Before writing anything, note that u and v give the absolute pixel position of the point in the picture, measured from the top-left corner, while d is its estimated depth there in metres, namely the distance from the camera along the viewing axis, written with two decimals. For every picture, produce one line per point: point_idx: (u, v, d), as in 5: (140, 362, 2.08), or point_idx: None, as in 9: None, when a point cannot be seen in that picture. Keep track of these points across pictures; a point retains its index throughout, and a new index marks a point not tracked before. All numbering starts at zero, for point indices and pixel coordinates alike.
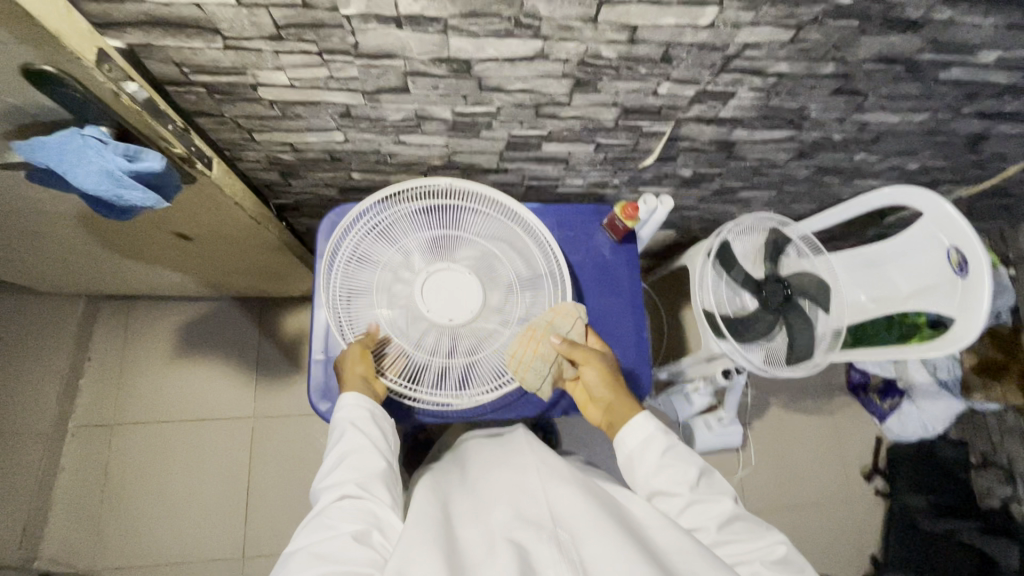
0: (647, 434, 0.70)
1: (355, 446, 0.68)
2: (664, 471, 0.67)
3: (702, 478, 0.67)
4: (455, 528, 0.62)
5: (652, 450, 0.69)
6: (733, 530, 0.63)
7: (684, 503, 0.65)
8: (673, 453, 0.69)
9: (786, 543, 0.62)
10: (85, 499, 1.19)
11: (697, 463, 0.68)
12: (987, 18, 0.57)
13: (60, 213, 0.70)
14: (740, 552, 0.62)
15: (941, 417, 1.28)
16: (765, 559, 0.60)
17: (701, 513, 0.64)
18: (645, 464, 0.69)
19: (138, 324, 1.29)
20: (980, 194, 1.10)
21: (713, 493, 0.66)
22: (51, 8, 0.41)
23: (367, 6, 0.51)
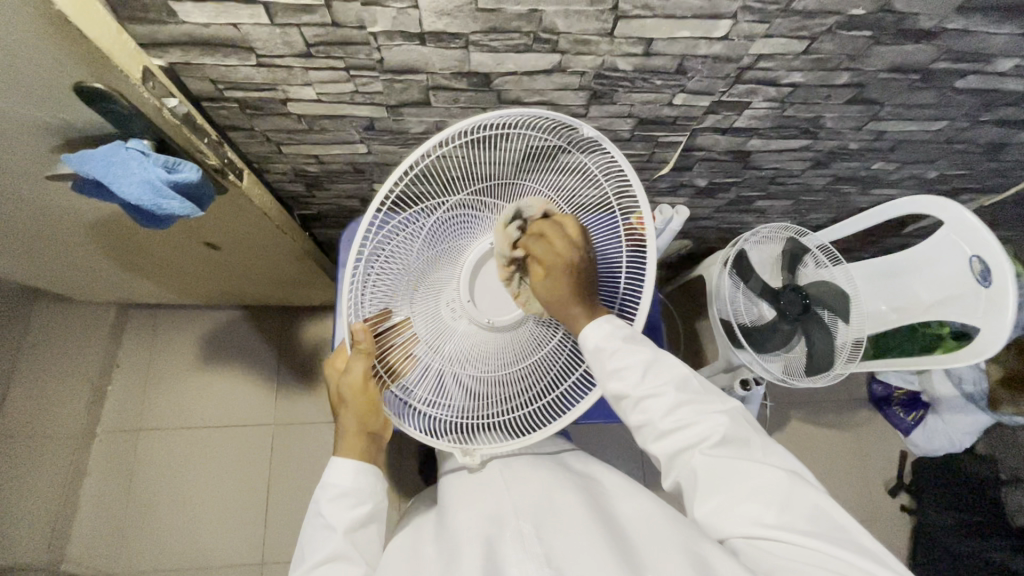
0: (604, 330, 0.58)
1: (342, 551, 0.57)
2: (616, 373, 0.58)
3: (649, 370, 0.60)
4: (421, 546, 0.63)
5: (608, 349, 0.58)
6: (678, 417, 0.59)
7: (631, 402, 0.60)
8: (627, 348, 0.58)
9: (729, 421, 0.59)
10: (112, 502, 1.22)
11: (646, 355, 0.59)
12: (1002, 26, 0.57)
13: (99, 223, 0.74)
14: (691, 440, 0.59)
15: (968, 430, 1.25)
16: (707, 447, 0.58)
17: (652, 406, 0.59)
18: (600, 366, 0.59)
19: (165, 333, 1.33)
20: (1002, 203, 1.09)
21: (660, 385, 0.60)
22: (101, 28, 0.45)
23: (392, 24, 0.53)
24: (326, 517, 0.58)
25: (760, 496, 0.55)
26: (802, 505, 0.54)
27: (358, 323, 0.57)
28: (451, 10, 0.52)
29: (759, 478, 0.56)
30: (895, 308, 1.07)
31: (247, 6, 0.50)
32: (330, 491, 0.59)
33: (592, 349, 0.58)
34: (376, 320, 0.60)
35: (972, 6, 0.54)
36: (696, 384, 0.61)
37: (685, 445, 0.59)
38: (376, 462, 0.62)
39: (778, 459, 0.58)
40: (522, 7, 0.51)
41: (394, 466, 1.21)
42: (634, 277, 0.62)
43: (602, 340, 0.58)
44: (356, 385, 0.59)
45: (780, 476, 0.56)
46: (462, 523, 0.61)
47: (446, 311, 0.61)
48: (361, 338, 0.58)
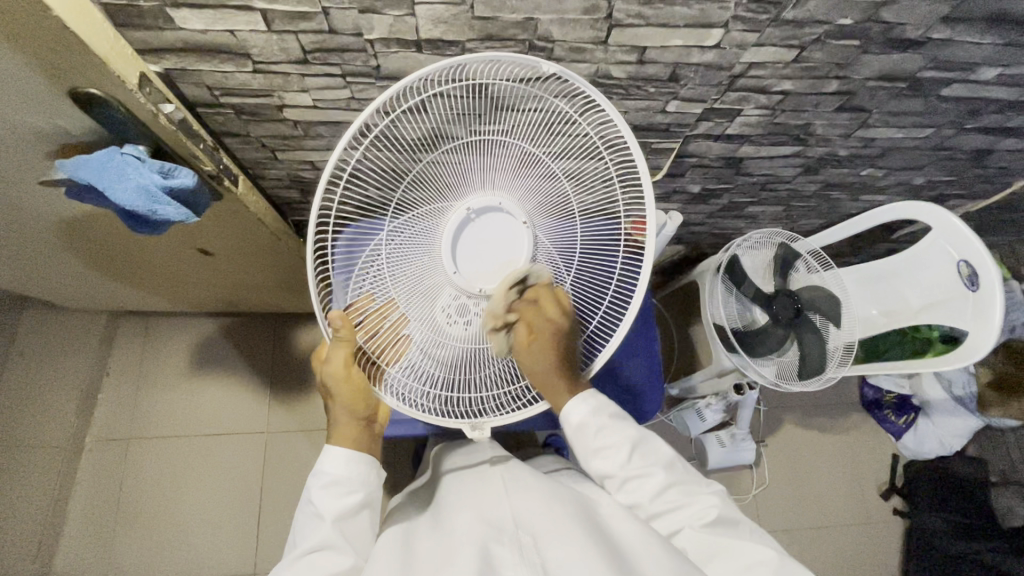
0: (586, 410, 0.61)
1: (329, 540, 0.58)
2: (600, 452, 0.63)
3: (637, 449, 0.63)
4: (416, 543, 0.63)
5: (591, 428, 0.62)
6: (666, 499, 0.63)
7: (621, 481, 0.63)
8: (610, 427, 0.63)
9: (716, 504, 0.62)
10: (101, 513, 1.20)
11: (632, 436, 0.63)
12: (986, 36, 0.59)
13: (91, 230, 0.73)
14: (681, 521, 0.62)
15: (958, 433, 1.28)
16: (699, 526, 0.61)
17: (637, 488, 0.63)
18: (583, 443, 0.62)
19: (157, 340, 1.32)
20: (988, 209, 1.11)
21: (649, 466, 0.63)
22: (99, 35, 0.45)
23: (389, 32, 0.54)
24: (316, 505, 0.59)
25: (750, 572, 0.57)
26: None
27: (335, 311, 0.53)
28: (448, 18, 0.52)
29: (748, 554, 0.59)
30: (885, 312, 1.09)
31: (245, 12, 0.51)
32: (322, 480, 0.60)
33: (575, 424, 0.61)
34: (358, 306, 0.57)
35: (958, 16, 0.56)
36: (683, 465, 0.66)
37: (676, 526, 0.62)
38: (371, 452, 0.62)
39: (766, 540, 0.61)
40: (518, 15, 0.52)
41: (388, 474, 1.20)
42: (622, 290, 0.60)
43: (587, 416, 0.61)
44: (341, 375, 0.56)
45: (768, 553, 0.58)
46: (457, 526, 0.60)
47: (443, 317, 0.58)
48: (340, 327, 0.54)
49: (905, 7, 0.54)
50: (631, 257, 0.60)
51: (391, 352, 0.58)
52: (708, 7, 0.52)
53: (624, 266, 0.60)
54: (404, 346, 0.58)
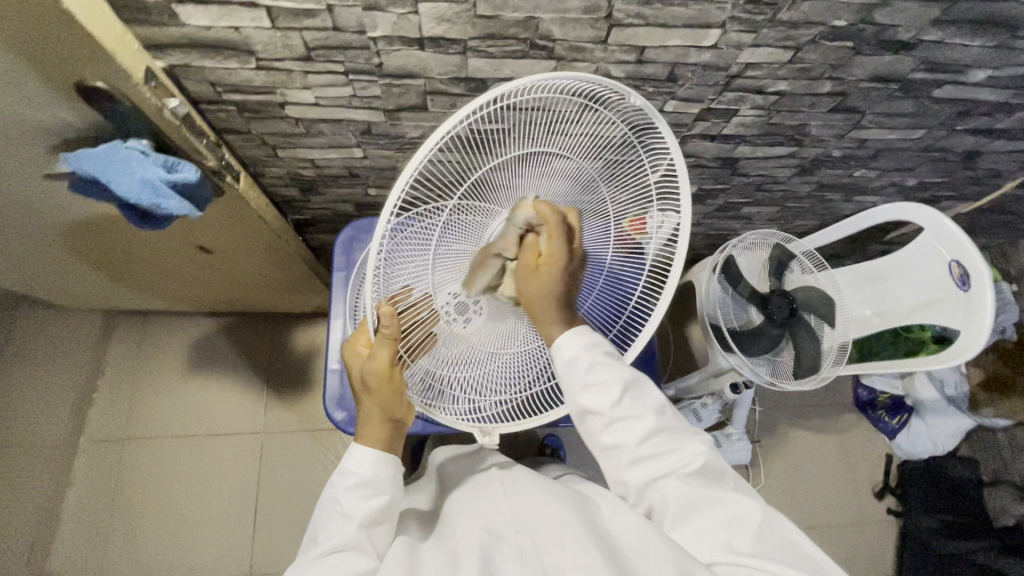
0: (580, 343, 0.58)
1: (352, 541, 0.59)
2: (590, 389, 0.59)
3: (626, 388, 0.60)
4: (420, 546, 0.64)
5: (581, 366, 0.57)
6: (654, 444, 0.60)
7: (607, 422, 0.60)
8: (603, 363, 0.59)
9: (704, 452, 0.61)
10: (96, 513, 1.19)
11: (624, 375, 0.60)
12: (976, 39, 0.60)
13: (90, 226, 0.73)
14: (667, 467, 0.60)
15: (950, 433, 1.29)
16: (684, 474, 0.60)
17: (624, 430, 0.60)
18: (572, 380, 0.58)
19: (153, 340, 1.32)
20: (979, 211, 1.13)
21: (638, 408, 0.60)
22: (107, 28, 0.45)
23: (392, 29, 0.54)
24: (343, 505, 0.59)
25: (733, 526, 0.57)
26: (774, 536, 0.56)
27: (385, 306, 0.51)
28: (451, 16, 0.53)
29: (731, 507, 0.58)
30: (879, 313, 1.09)
31: (250, 9, 0.51)
32: (349, 479, 0.60)
33: (567, 358, 0.58)
34: (397, 299, 0.55)
35: (948, 19, 0.57)
36: (672, 411, 0.63)
37: (661, 472, 0.60)
38: (396, 451, 0.62)
39: (749, 490, 0.61)
40: (520, 14, 0.53)
41: None
42: (647, 296, 0.61)
43: (577, 353, 0.58)
44: (381, 372, 0.55)
45: (753, 507, 0.58)
46: (459, 535, 0.62)
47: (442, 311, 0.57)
48: (386, 323, 0.52)
49: (896, 9, 0.55)
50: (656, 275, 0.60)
51: (424, 350, 0.58)
52: (706, 8, 0.53)
53: (653, 272, 0.60)
54: (431, 345, 0.58)
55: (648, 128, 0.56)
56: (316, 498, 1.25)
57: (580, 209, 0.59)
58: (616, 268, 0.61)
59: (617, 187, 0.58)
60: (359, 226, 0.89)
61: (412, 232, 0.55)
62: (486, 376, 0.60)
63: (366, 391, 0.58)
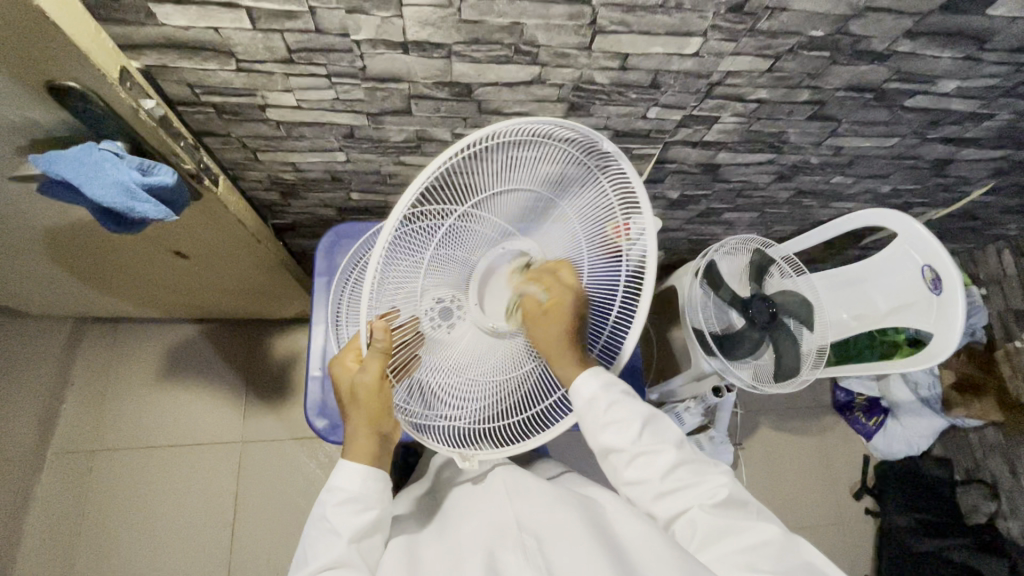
0: (598, 382, 0.60)
1: (344, 559, 0.57)
2: (610, 427, 0.62)
3: (648, 427, 0.64)
4: (421, 553, 0.64)
5: (603, 404, 0.60)
6: (677, 477, 0.62)
7: (631, 456, 0.62)
8: (623, 401, 0.62)
9: (727, 486, 0.62)
10: (64, 529, 1.15)
11: (641, 411, 0.63)
12: (945, 50, 0.62)
13: (59, 231, 0.71)
14: (690, 500, 0.62)
15: (924, 434, 1.31)
16: (709, 506, 0.61)
17: (646, 465, 0.62)
18: (594, 419, 0.60)
19: (126, 347, 1.28)
20: (949, 217, 1.17)
21: (659, 444, 0.63)
22: (80, 27, 0.44)
23: (376, 33, 0.54)
24: (332, 522, 0.58)
25: (757, 550, 0.57)
26: (796, 558, 0.56)
27: (379, 323, 0.50)
28: (435, 21, 0.53)
29: (754, 532, 0.59)
30: (856, 316, 1.11)
31: (229, 9, 0.50)
32: (336, 495, 0.59)
33: (586, 399, 0.59)
34: (388, 317, 0.52)
35: (919, 31, 0.59)
36: (692, 446, 0.65)
37: (685, 506, 0.62)
38: (383, 465, 0.61)
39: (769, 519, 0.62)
40: (504, 20, 0.53)
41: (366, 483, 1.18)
42: (622, 318, 0.61)
43: (597, 391, 0.59)
44: (371, 388, 0.55)
45: (772, 532, 0.59)
46: (465, 539, 0.63)
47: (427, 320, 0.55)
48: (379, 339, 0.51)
49: (870, 21, 0.57)
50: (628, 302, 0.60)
51: (411, 366, 0.56)
52: (688, 16, 0.54)
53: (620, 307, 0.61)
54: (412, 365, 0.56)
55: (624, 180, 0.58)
56: (296, 507, 1.22)
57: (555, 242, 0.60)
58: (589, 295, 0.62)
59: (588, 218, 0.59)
60: (340, 231, 0.88)
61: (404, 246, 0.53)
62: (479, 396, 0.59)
63: (355, 404, 0.57)
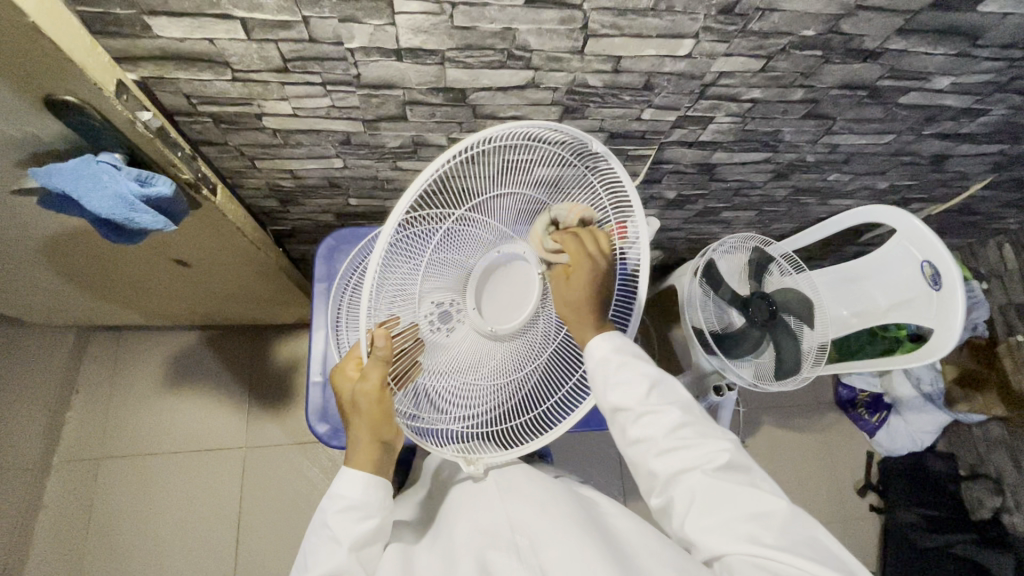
0: (614, 343, 0.60)
1: (345, 566, 0.57)
2: (619, 387, 0.59)
3: (653, 389, 0.61)
4: (414, 561, 0.64)
5: (611, 367, 0.59)
6: (682, 437, 0.59)
7: (636, 417, 0.60)
8: (632, 365, 0.59)
9: (731, 450, 0.59)
10: (71, 536, 1.16)
11: (649, 374, 0.60)
12: (938, 47, 0.62)
13: (60, 241, 0.71)
14: (692, 462, 0.58)
15: (928, 429, 1.31)
16: (710, 470, 0.57)
17: (651, 424, 0.60)
18: (602, 376, 0.59)
19: (130, 355, 1.28)
20: (948, 212, 1.16)
21: (665, 403, 0.60)
22: (77, 42, 0.45)
23: (369, 40, 0.54)
24: (332, 530, 0.58)
25: (760, 520, 0.54)
26: (798, 529, 0.54)
27: (380, 331, 0.51)
28: (427, 28, 0.53)
29: (757, 501, 0.55)
30: (856, 313, 1.12)
31: (224, 21, 0.51)
32: (337, 503, 0.59)
33: (597, 360, 0.59)
34: (389, 325, 0.53)
35: (911, 28, 0.59)
36: (699, 411, 0.62)
37: (686, 466, 0.58)
38: (384, 473, 0.61)
39: (775, 488, 0.58)
40: (496, 25, 0.53)
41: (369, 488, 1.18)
42: (620, 313, 0.64)
43: (610, 351, 0.59)
44: (371, 396, 0.54)
45: (778, 502, 0.55)
46: (458, 543, 0.62)
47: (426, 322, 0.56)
48: (379, 346, 0.51)
49: (862, 19, 0.57)
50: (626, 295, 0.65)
51: (410, 374, 0.57)
52: (679, 18, 0.54)
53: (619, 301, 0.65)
54: (416, 369, 0.57)
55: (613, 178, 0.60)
56: (300, 511, 1.23)
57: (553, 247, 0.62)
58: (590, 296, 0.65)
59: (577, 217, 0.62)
60: (339, 236, 0.88)
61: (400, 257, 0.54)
62: (477, 401, 0.61)
63: (356, 414, 0.57)
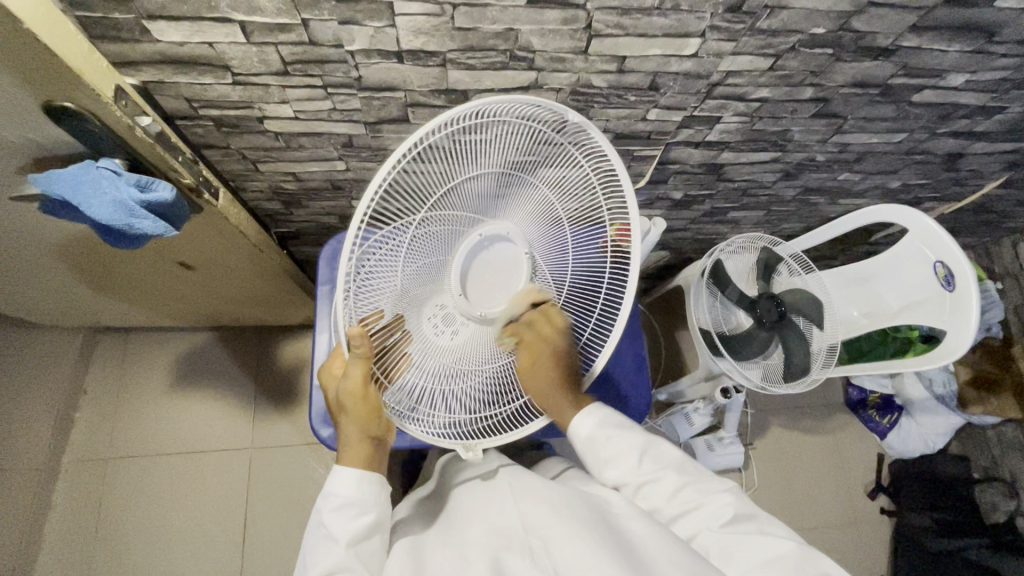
0: (594, 419, 0.61)
1: (346, 563, 0.56)
2: (612, 462, 0.63)
3: (646, 455, 0.64)
4: (425, 555, 0.63)
5: (599, 441, 0.62)
6: (683, 499, 0.62)
7: (636, 488, 0.63)
8: (620, 435, 0.63)
9: (733, 502, 0.62)
10: (79, 535, 1.16)
11: (637, 441, 0.64)
12: (952, 44, 0.61)
13: (64, 244, 0.71)
14: (698, 523, 0.61)
15: (940, 431, 1.30)
16: (717, 526, 0.60)
17: (652, 493, 0.63)
18: (595, 453, 0.63)
19: (136, 356, 1.29)
20: (962, 210, 1.14)
21: (659, 469, 0.64)
22: (73, 48, 0.45)
23: (370, 43, 0.54)
24: (328, 528, 0.57)
25: (772, 565, 0.56)
26: (814, 570, 0.55)
27: (355, 328, 0.51)
28: (429, 29, 0.52)
29: (763, 543, 0.58)
30: (866, 314, 1.10)
31: (223, 24, 0.50)
32: (332, 501, 0.58)
33: (585, 436, 0.62)
34: (369, 321, 0.54)
35: (925, 25, 0.57)
36: (694, 466, 0.65)
37: (693, 529, 0.61)
38: (379, 469, 0.61)
39: (784, 531, 0.60)
40: (498, 26, 0.52)
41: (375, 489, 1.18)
42: (604, 319, 0.60)
43: (593, 428, 0.62)
44: (356, 392, 0.55)
45: (787, 545, 0.57)
46: (470, 540, 0.62)
47: (429, 325, 0.58)
48: (357, 344, 0.52)
49: (873, 16, 0.55)
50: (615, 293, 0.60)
51: (400, 368, 0.57)
52: (685, 17, 0.53)
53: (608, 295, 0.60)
54: (406, 362, 0.57)
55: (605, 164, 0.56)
56: (306, 512, 1.23)
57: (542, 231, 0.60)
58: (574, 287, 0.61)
59: (565, 195, 0.58)
60: (343, 238, 0.88)
61: (378, 248, 0.54)
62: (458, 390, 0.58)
63: (345, 414, 0.57)
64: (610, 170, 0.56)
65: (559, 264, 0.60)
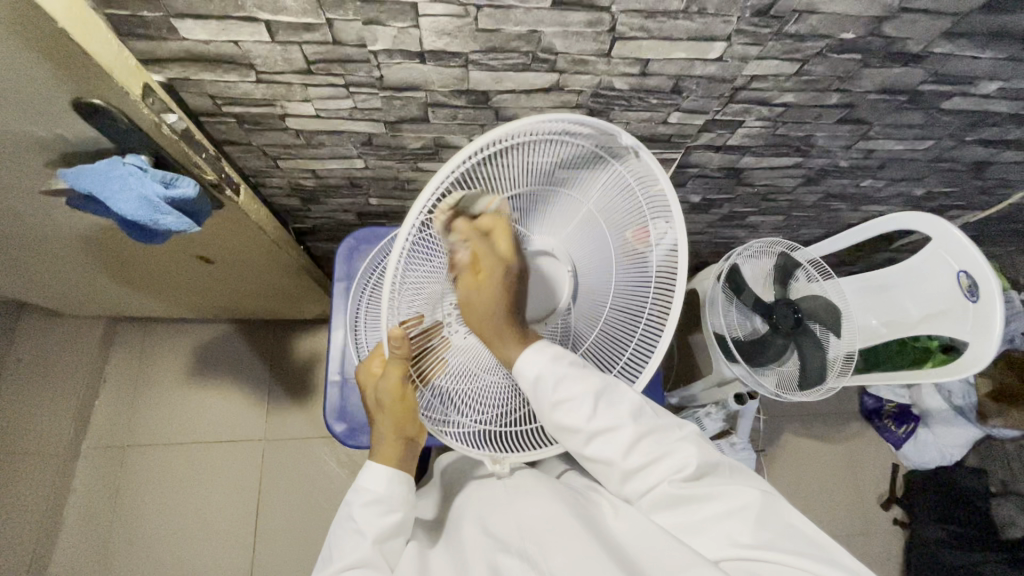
0: (544, 359, 0.56)
1: (368, 560, 0.56)
2: (562, 405, 0.56)
3: (601, 401, 0.57)
4: (431, 563, 0.61)
5: (550, 384, 0.56)
6: (643, 451, 0.59)
7: (587, 438, 0.58)
8: (571, 376, 0.56)
9: (692, 452, 0.60)
10: (96, 519, 1.19)
11: (595, 385, 0.57)
12: (985, 51, 0.59)
13: (87, 236, 0.72)
14: (660, 474, 0.59)
15: (958, 443, 1.27)
16: (677, 480, 0.58)
17: (605, 445, 0.58)
18: (544, 400, 0.56)
19: (153, 346, 1.31)
20: (988, 219, 1.11)
21: (615, 418, 0.58)
22: (103, 47, 0.45)
23: (393, 43, 0.54)
24: (356, 522, 0.57)
25: (736, 516, 0.55)
26: (775, 522, 0.55)
27: (396, 330, 0.53)
28: (452, 30, 0.52)
29: (728, 497, 0.57)
30: (886, 322, 1.08)
31: (248, 23, 0.51)
32: (363, 496, 0.58)
33: (531, 378, 0.56)
34: (409, 324, 0.56)
35: (958, 31, 0.56)
36: (650, 412, 0.60)
37: (653, 481, 0.59)
38: (408, 469, 0.61)
39: (744, 479, 0.59)
40: (521, 28, 0.52)
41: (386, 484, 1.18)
42: (652, 328, 0.60)
43: (541, 368, 0.56)
44: (393, 391, 0.57)
45: (752, 496, 0.57)
46: (471, 543, 0.61)
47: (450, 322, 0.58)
48: (396, 346, 0.54)
49: (905, 21, 0.54)
50: (660, 304, 0.59)
51: (433, 373, 0.58)
52: (711, 21, 0.52)
53: (655, 304, 0.59)
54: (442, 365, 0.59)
55: (645, 172, 0.56)
56: (317, 506, 1.24)
57: (581, 241, 0.60)
58: (619, 297, 0.61)
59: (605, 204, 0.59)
60: (360, 235, 0.88)
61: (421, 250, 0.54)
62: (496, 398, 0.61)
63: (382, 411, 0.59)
64: (663, 200, 0.56)
65: (603, 288, 0.61)
